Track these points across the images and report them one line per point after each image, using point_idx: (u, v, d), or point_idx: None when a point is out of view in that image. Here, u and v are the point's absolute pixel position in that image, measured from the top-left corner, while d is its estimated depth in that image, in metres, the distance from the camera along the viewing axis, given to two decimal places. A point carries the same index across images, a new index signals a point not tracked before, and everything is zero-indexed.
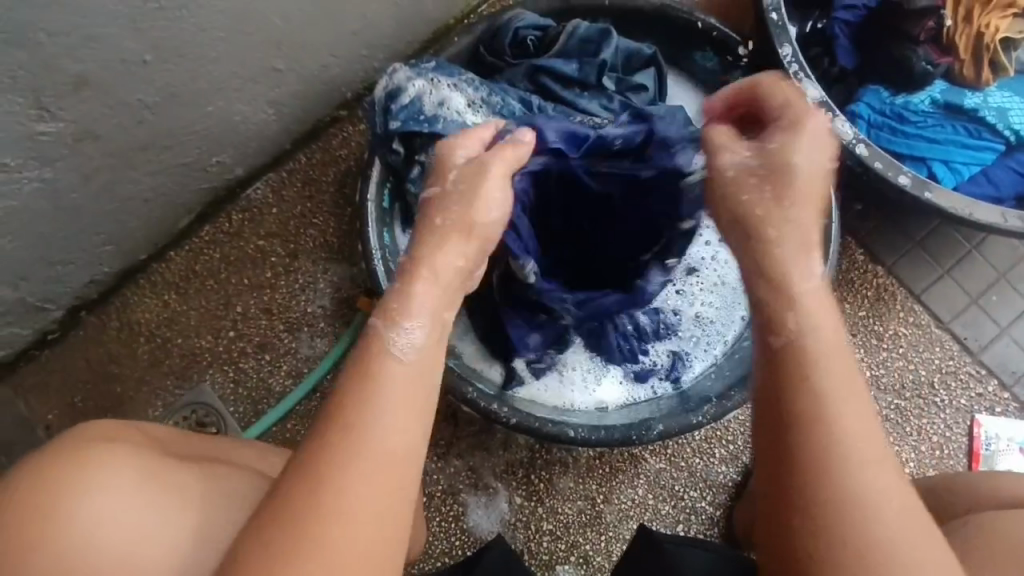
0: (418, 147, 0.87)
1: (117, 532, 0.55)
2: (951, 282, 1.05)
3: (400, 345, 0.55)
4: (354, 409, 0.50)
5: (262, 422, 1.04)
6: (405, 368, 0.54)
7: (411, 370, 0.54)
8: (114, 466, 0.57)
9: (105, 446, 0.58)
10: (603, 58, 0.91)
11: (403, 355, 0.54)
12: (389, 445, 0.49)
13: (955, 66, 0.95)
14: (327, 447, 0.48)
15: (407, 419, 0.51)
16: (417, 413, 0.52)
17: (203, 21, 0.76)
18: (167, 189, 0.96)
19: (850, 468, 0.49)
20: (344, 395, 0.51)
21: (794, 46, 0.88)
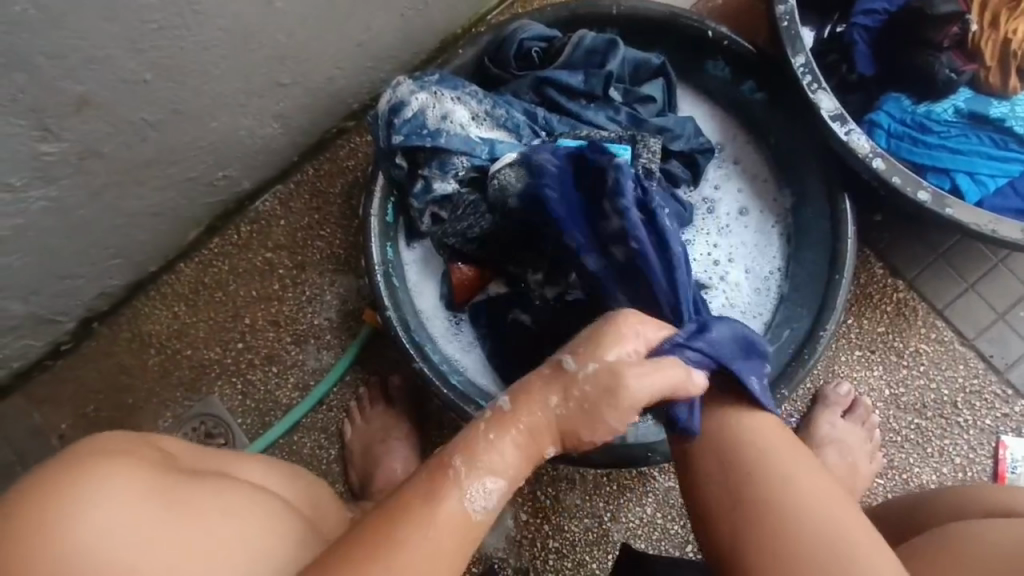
0: (422, 161, 0.86)
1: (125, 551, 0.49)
2: (975, 297, 1.01)
3: (478, 501, 0.53)
4: (404, 535, 0.50)
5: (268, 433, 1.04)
6: (464, 518, 0.52)
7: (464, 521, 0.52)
8: (122, 493, 0.52)
9: (105, 469, 0.52)
10: (610, 68, 0.89)
11: (472, 510, 0.53)
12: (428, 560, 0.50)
13: (980, 73, 0.91)
14: (369, 555, 0.49)
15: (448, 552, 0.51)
16: (450, 557, 0.51)
17: (205, 39, 0.76)
18: (174, 203, 0.96)
19: (787, 499, 0.61)
20: (394, 509, 0.52)
21: (808, 55, 0.84)
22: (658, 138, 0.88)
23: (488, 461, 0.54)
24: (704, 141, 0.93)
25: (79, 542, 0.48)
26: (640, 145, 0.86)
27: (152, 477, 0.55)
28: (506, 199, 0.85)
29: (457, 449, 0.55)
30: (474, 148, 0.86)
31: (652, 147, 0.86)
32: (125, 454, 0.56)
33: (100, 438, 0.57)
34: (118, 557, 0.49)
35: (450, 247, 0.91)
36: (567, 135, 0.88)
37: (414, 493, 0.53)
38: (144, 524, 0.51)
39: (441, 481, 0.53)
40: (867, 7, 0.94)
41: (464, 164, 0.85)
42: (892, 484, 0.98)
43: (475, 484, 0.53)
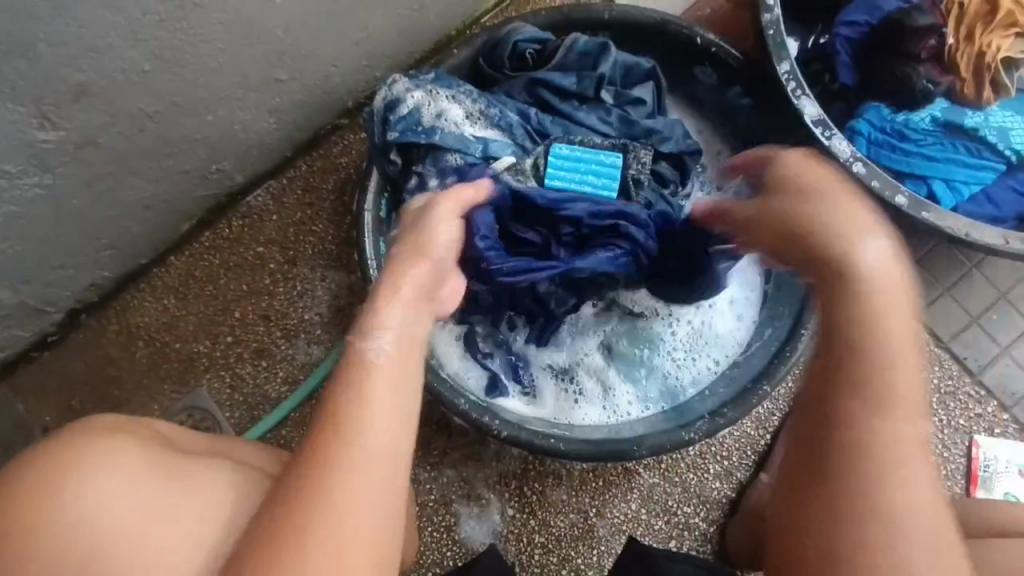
0: (417, 158, 0.88)
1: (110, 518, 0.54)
2: (950, 301, 1.04)
3: (375, 351, 0.56)
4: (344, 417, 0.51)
5: (261, 423, 1.04)
6: (380, 371, 0.54)
7: (391, 362, 0.55)
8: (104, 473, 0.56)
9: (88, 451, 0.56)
10: (602, 71, 0.91)
11: (378, 358, 0.55)
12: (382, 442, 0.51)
13: (956, 84, 0.95)
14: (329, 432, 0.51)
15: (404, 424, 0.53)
16: (399, 412, 0.53)
17: (204, 32, 0.77)
18: (168, 195, 0.97)
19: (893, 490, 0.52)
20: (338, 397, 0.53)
21: (792, 63, 0.88)
22: (650, 150, 0.91)
23: (393, 322, 0.58)
24: (692, 145, 0.95)
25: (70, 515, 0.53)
26: (631, 155, 0.90)
27: (130, 448, 0.59)
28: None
29: (357, 334, 0.57)
30: (468, 146, 0.87)
31: (642, 158, 0.90)
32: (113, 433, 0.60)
33: (90, 421, 0.61)
34: (98, 529, 0.54)
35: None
36: (560, 140, 0.90)
37: (336, 394, 0.53)
38: (126, 499, 0.55)
39: (355, 371, 0.54)
40: (849, 19, 0.97)
41: (457, 162, 0.87)
42: None
43: (372, 342, 0.56)
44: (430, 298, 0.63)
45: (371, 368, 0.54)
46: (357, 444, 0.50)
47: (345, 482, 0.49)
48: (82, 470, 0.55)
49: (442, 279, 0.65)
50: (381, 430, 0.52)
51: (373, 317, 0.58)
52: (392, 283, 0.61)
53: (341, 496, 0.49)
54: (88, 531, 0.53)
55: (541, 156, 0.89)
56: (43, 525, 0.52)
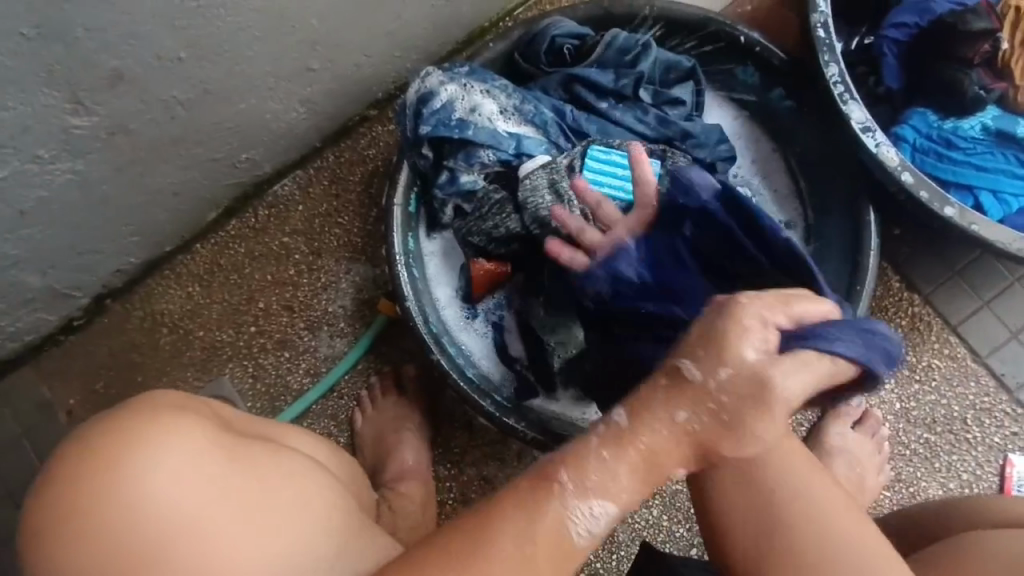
0: (449, 152, 0.87)
1: (184, 496, 0.52)
2: (990, 315, 1.01)
3: (592, 517, 0.55)
4: (495, 522, 0.54)
5: (291, 409, 1.04)
6: (570, 495, 0.55)
7: (568, 544, 0.55)
8: (180, 446, 0.54)
9: (170, 425, 0.55)
10: (641, 69, 0.89)
11: (580, 539, 0.55)
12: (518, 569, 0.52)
13: (1009, 92, 0.92)
14: (464, 554, 0.52)
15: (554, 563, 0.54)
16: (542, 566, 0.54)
17: (241, 19, 0.75)
18: (196, 182, 0.96)
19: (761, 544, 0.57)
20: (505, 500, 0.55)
21: (842, 65, 0.84)
22: (688, 157, 0.89)
23: (592, 480, 0.56)
24: (727, 150, 0.93)
25: (141, 489, 0.51)
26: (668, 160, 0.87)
27: (205, 437, 0.56)
28: (537, 200, 0.85)
29: (552, 463, 0.57)
30: (501, 142, 0.86)
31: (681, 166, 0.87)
32: (190, 411, 0.59)
33: (163, 395, 0.61)
34: (173, 512, 0.51)
35: (473, 244, 0.91)
36: (597, 142, 0.88)
37: (514, 490, 0.56)
38: (194, 484, 0.53)
39: (547, 487, 0.56)
40: (898, 20, 0.94)
41: (490, 158, 0.86)
42: (898, 497, 0.98)
43: (579, 504, 0.55)
44: (703, 448, 0.58)
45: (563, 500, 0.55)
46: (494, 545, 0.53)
47: (493, 565, 0.52)
48: (162, 451, 0.53)
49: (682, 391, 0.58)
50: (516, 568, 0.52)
51: (579, 455, 0.57)
52: (618, 428, 0.58)
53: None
54: (160, 517, 0.51)
55: (576, 157, 0.86)
56: (124, 497, 0.51)
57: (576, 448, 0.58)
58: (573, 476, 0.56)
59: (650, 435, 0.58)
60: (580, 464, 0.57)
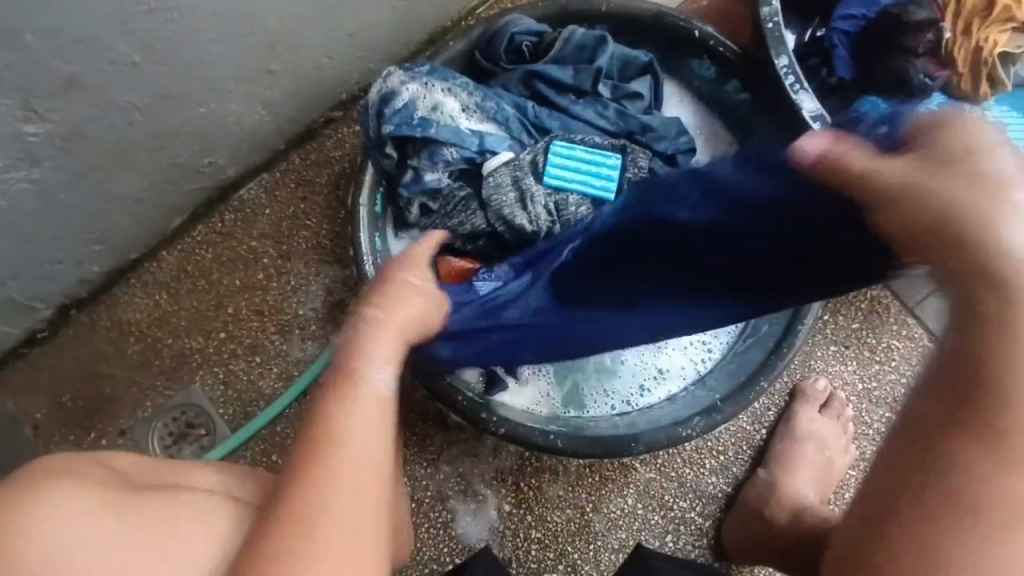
0: (412, 152, 0.88)
1: (72, 564, 0.49)
2: (943, 295, 1.05)
3: (378, 378, 0.56)
4: (330, 440, 0.52)
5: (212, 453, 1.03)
6: (365, 388, 0.55)
7: (390, 394, 0.56)
8: (60, 512, 0.51)
9: (45, 495, 0.51)
10: (599, 65, 0.91)
11: (370, 381, 0.56)
12: (366, 466, 0.52)
13: (952, 80, 0.95)
14: (310, 467, 0.51)
15: (378, 441, 0.53)
16: (377, 441, 0.54)
17: (197, 22, 0.75)
18: (159, 188, 0.95)
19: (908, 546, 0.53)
20: (320, 409, 0.54)
21: (790, 56, 0.87)
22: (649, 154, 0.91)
23: (376, 353, 0.57)
24: (687, 142, 0.95)
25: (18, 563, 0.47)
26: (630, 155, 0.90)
27: (99, 496, 0.54)
28: (501, 198, 0.87)
29: (345, 360, 0.57)
30: (464, 139, 0.88)
31: (639, 161, 0.90)
32: (75, 476, 0.56)
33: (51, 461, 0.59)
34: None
35: None
36: (560, 138, 0.90)
37: (325, 408, 0.54)
38: (78, 549, 0.50)
39: (346, 385, 0.55)
40: (846, 12, 0.98)
41: (454, 155, 0.87)
42: (864, 476, 1.01)
43: (372, 366, 0.57)
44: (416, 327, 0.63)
45: (366, 381, 0.56)
46: (347, 452, 0.52)
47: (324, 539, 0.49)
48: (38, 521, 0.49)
49: (394, 304, 0.62)
50: (359, 461, 0.52)
51: (358, 335, 0.59)
52: (368, 321, 0.60)
53: (352, 524, 0.50)
54: None
55: (539, 152, 0.89)
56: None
57: (356, 334, 0.59)
58: (377, 370, 0.57)
59: (401, 310, 0.62)
60: (367, 332, 0.59)
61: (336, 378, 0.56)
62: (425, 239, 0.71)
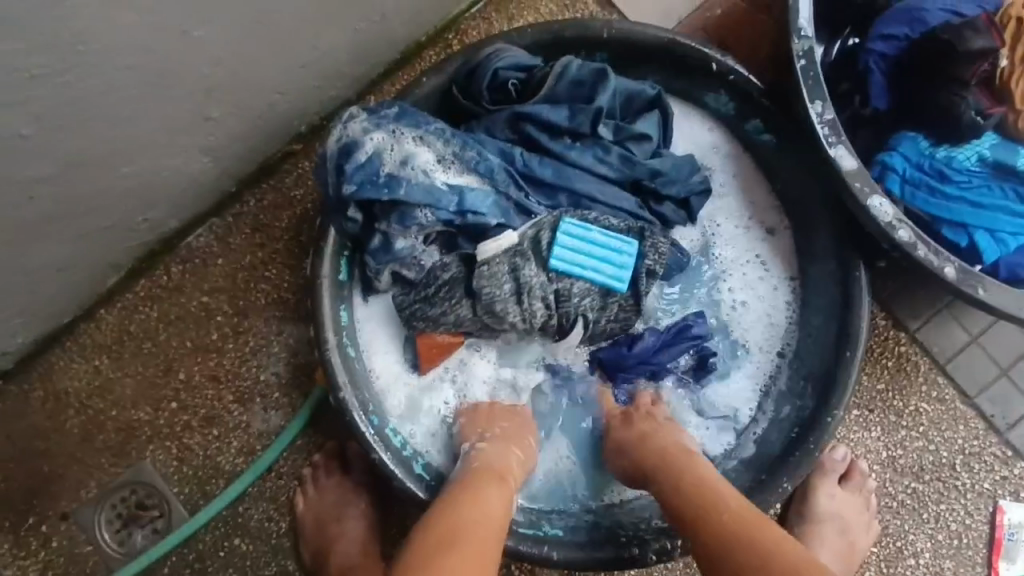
0: (380, 215, 0.74)
1: None
2: (979, 351, 0.95)
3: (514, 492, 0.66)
4: (467, 497, 0.60)
5: (160, 545, 0.91)
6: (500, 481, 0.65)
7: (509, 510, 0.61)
8: None
9: None
10: (599, 104, 0.77)
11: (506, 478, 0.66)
12: (492, 513, 0.58)
13: (1009, 117, 0.81)
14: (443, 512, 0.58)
15: (505, 506, 0.61)
16: (499, 513, 0.59)
17: (104, 79, 0.60)
18: (86, 253, 0.81)
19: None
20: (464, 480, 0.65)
21: (827, 104, 0.73)
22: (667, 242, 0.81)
23: (504, 457, 0.70)
24: (701, 182, 0.83)
25: None
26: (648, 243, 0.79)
27: None
28: (493, 290, 0.76)
29: (485, 464, 0.68)
30: (440, 198, 0.74)
31: (660, 248, 0.79)
32: None
33: None
34: None
35: (416, 330, 0.81)
36: (570, 214, 0.78)
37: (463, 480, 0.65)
38: None
39: (485, 471, 0.66)
40: (885, 31, 0.84)
41: (428, 218, 0.74)
42: (886, 552, 0.93)
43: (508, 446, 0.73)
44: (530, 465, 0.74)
45: (510, 488, 0.65)
46: (474, 508, 0.58)
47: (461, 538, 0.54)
48: None
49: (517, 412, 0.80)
50: (491, 513, 0.58)
51: (517, 430, 0.76)
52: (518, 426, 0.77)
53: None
54: None
55: (544, 229, 0.77)
56: None
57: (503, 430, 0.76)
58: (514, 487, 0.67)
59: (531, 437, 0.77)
60: (518, 428, 0.77)
61: (474, 471, 0.66)
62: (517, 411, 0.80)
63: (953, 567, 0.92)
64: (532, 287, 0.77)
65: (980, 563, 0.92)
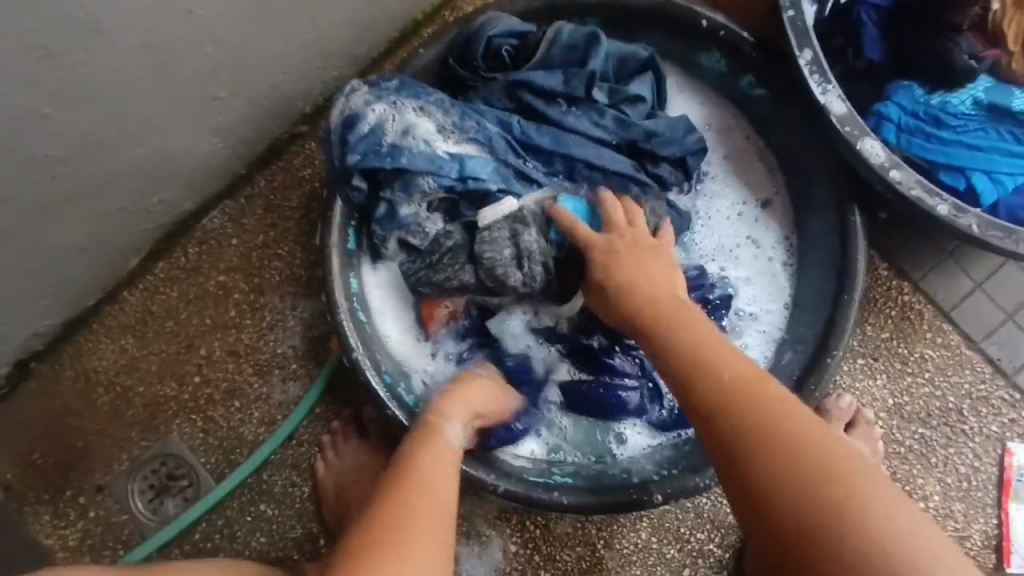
0: (383, 183, 0.76)
1: None
2: (983, 297, 0.95)
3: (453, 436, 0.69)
4: (417, 471, 0.62)
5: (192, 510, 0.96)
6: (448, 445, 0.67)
7: (452, 450, 0.67)
8: None
9: None
10: (593, 67, 0.77)
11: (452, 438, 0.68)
12: (441, 488, 0.61)
13: (1002, 59, 0.82)
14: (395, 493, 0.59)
15: (448, 469, 0.64)
16: (449, 483, 0.62)
17: (112, 60, 0.63)
18: (105, 235, 0.85)
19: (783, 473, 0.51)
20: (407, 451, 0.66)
21: (817, 50, 0.74)
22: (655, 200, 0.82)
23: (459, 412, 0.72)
24: (696, 142, 0.83)
25: None
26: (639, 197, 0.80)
27: None
28: (495, 255, 0.76)
29: (429, 421, 0.70)
30: (440, 166, 0.75)
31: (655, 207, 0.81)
32: None
33: None
34: None
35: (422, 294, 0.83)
36: (565, 183, 0.79)
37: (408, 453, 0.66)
38: None
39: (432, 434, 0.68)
40: None
41: (430, 185, 0.75)
42: None
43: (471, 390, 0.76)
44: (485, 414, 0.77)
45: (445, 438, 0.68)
46: (425, 486, 0.60)
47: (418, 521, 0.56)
48: None
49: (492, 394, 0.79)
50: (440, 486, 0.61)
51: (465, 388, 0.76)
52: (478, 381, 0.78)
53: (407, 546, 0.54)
54: None
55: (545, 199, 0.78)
56: None
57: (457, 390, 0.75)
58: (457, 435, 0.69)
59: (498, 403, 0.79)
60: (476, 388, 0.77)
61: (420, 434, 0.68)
62: (481, 378, 0.79)
63: (962, 510, 0.93)
64: (533, 253, 0.77)
65: (990, 504, 0.93)
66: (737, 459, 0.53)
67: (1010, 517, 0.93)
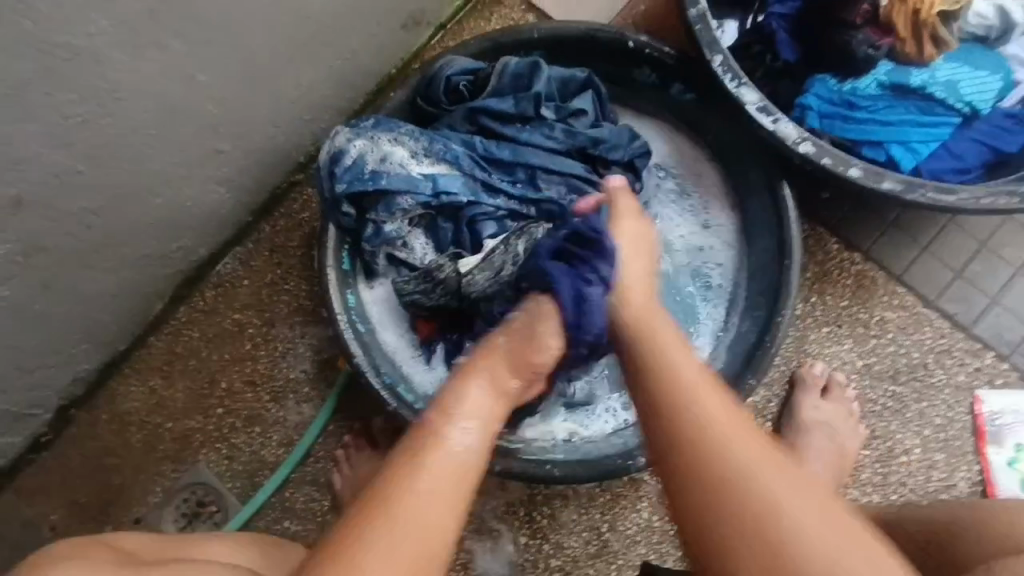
0: (369, 206, 0.87)
1: None
2: (931, 259, 1.03)
3: (458, 440, 0.63)
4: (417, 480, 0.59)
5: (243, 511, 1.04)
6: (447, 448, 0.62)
7: (463, 462, 0.62)
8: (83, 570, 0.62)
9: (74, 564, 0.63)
10: (538, 90, 0.90)
11: (449, 441, 0.63)
12: (439, 516, 0.58)
13: (897, 45, 0.92)
14: (381, 508, 0.57)
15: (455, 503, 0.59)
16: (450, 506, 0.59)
17: (132, 121, 0.77)
18: (132, 281, 0.97)
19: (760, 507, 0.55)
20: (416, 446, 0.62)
21: (726, 53, 0.86)
22: (607, 196, 0.92)
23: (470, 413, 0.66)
24: (642, 146, 0.95)
25: None
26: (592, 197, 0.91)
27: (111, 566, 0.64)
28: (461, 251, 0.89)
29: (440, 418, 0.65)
30: (417, 185, 0.87)
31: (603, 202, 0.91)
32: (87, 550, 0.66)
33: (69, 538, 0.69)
34: None
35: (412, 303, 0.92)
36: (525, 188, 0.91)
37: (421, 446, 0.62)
38: None
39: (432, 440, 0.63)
40: None
41: (410, 203, 0.87)
42: (879, 454, 0.99)
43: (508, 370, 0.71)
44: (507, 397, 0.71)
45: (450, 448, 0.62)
46: (418, 503, 0.58)
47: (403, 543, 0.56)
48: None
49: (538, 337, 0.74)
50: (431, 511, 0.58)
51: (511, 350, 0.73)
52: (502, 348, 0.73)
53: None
54: None
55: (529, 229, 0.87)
56: None
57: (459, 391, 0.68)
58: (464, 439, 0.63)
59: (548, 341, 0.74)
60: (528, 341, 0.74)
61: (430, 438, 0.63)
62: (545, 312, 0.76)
63: (945, 459, 0.98)
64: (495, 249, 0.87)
65: (969, 451, 0.98)
66: (683, 470, 0.59)
67: (988, 460, 0.98)
